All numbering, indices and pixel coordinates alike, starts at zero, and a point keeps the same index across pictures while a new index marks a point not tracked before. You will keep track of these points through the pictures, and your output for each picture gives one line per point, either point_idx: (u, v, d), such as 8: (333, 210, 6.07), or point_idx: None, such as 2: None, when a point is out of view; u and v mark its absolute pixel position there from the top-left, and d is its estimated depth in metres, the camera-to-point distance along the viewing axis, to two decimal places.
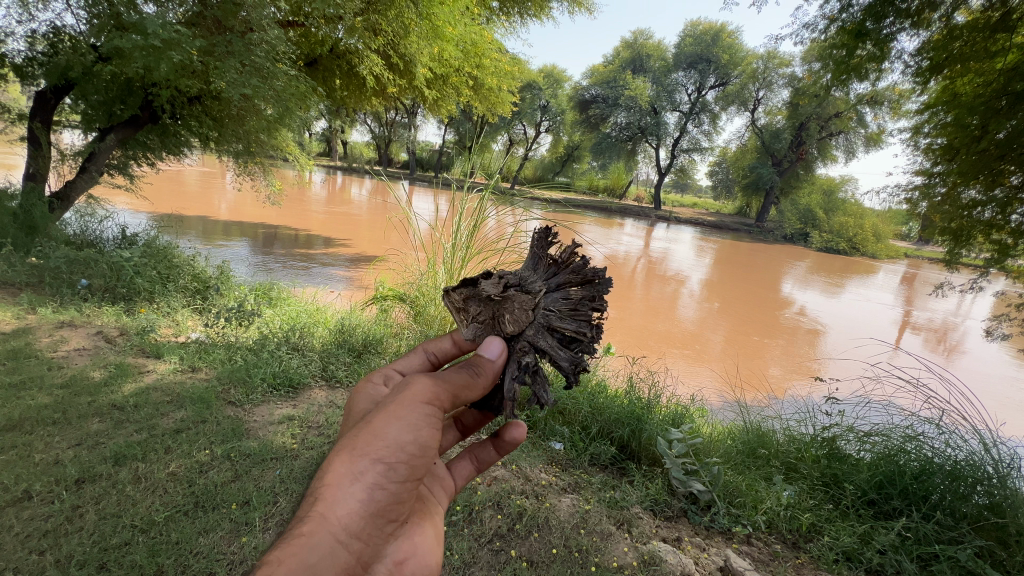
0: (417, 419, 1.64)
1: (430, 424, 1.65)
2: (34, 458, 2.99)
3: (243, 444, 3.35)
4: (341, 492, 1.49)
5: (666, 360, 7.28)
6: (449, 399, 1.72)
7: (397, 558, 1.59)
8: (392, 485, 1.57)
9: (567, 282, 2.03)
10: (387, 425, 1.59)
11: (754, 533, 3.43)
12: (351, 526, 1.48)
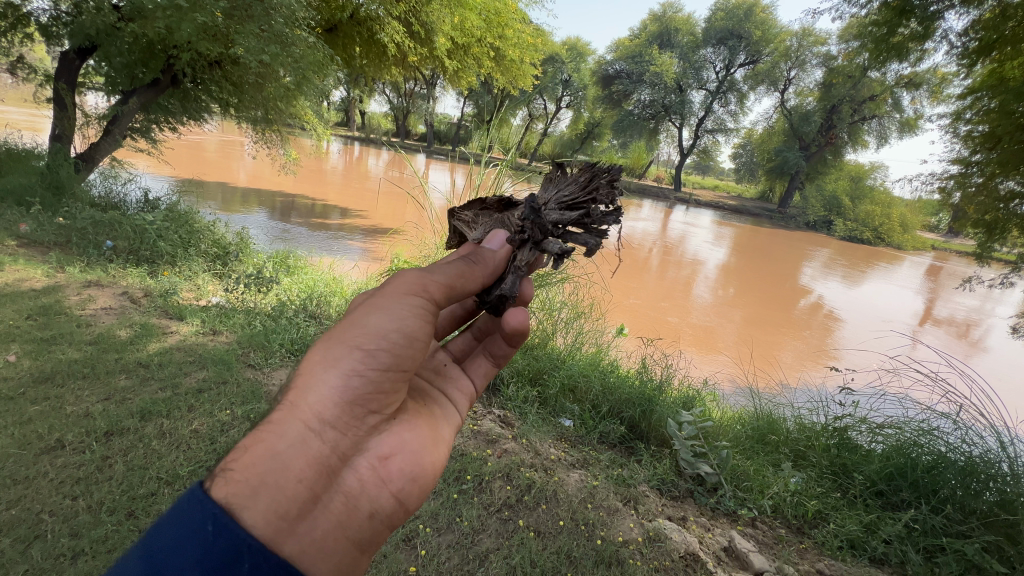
0: (399, 307, 1.57)
1: (417, 315, 1.59)
2: (65, 409, 3.13)
3: (261, 406, 3.45)
4: (311, 377, 1.42)
5: (679, 343, 7.24)
6: (425, 290, 1.64)
7: (380, 450, 1.52)
8: (372, 373, 1.49)
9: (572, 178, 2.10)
10: (360, 316, 1.54)
11: (760, 517, 3.48)
12: (326, 415, 1.41)
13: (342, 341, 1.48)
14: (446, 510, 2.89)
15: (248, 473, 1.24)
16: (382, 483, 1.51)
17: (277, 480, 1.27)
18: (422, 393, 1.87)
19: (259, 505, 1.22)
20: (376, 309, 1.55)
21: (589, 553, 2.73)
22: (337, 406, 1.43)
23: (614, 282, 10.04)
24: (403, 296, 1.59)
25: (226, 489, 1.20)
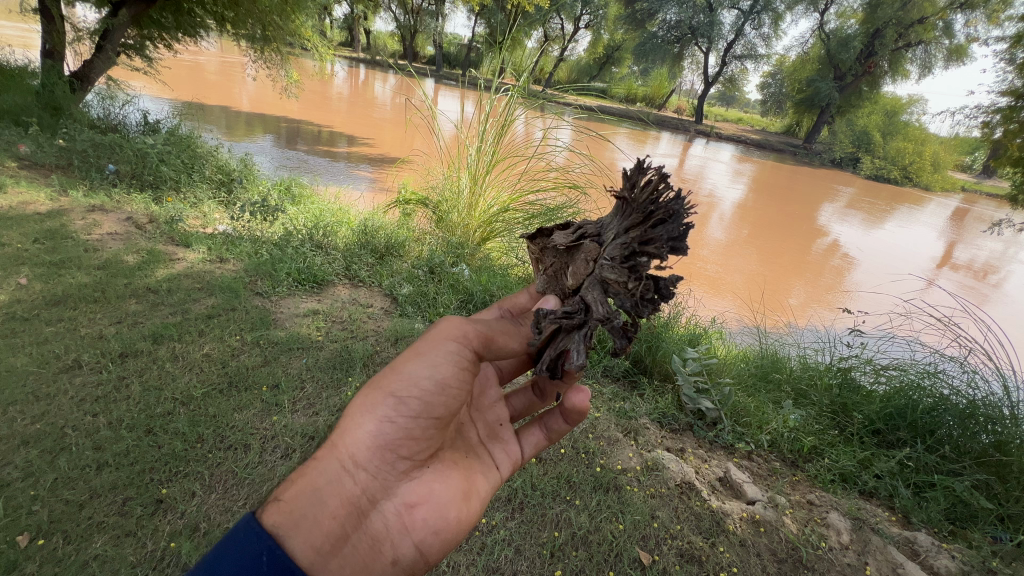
0: (435, 357, 1.64)
1: (451, 362, 1.64)
2: (80, 331, 3.19)
3: (271, 332, 3.50)
4: (352, 423, 1.56)
5: (689, 282, 7.16)
6: (460, 342, 1.67)
7: (409, 498, 1.59)
8: (402, 420, 1.58)
9: (631, 226, 1.68)
10: (397, 363, 1.64)
11: (756, 451, 3.58)
12: (359, 457, 1.55)
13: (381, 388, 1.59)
14: None
15: (289, 505, 1.44)
16: (410, 530, 1.58)
17: (313, 514, 1.46)
18: (468, 445, 1.85)
19: (295, 535, 1.40)
20: (412, 358, 1.63)
21: (588, 478, 2.84)
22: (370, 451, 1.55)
23: None
24: (438, 345, 1.65)
25: (274, 517, 1.41)
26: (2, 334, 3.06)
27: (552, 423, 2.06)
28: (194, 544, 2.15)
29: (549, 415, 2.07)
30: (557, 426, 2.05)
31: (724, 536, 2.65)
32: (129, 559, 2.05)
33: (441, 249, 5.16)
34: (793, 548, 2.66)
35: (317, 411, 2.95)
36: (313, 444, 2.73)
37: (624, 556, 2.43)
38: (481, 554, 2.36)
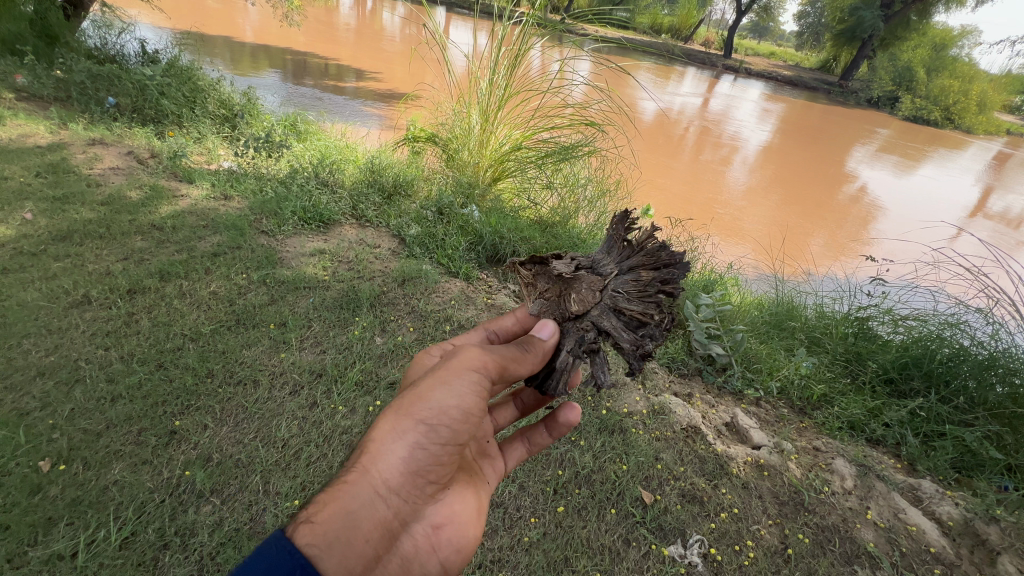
0: (463, 383, 1.53)
1: (477, 391, 1.54)
2: (87, 267, 3.18)
3: (277, 271, 3.47)
4: (384, 447, 1.44)
5: (707, 226, 6.89)
6: (482, 371, 1.56)
7: (435, 519, 1.54)
8: (434, 447, 1.48)
9: (637, 267, 2.37)
10: (425, 389, 1.51)
11: (764, 397, 3.55)
12: (391, 482, 1.44)
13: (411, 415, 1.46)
14: None
15: (326, 527, 1.30)
16: (434, 549, 1.53)
17: (348, 538, 1.33)
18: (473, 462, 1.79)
19: (331, 557, 1.26)
20: (440, 386, 1.50)
21: (593, 420, 2.84)
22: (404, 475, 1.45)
23: (645, 160, 9.37)
24: (462, 375, 1.53)
25: (307, 537, 1.26)
26: (12, 269, 3.07)
27: (536, 438, 2.07)
28: (207, 472, 2.21)
29: (532, 429, 2.07)
30: (541, 441, 2.07)
31: (727, 478, 2.67)
32: (146, 484, 2.13)
33: (450, 189, 4.99)
34: (795, 492, 2.67)
35: (325, 350, 2.96)
36: (320, 381, 2.76)
37: (627, 495, 2.47)
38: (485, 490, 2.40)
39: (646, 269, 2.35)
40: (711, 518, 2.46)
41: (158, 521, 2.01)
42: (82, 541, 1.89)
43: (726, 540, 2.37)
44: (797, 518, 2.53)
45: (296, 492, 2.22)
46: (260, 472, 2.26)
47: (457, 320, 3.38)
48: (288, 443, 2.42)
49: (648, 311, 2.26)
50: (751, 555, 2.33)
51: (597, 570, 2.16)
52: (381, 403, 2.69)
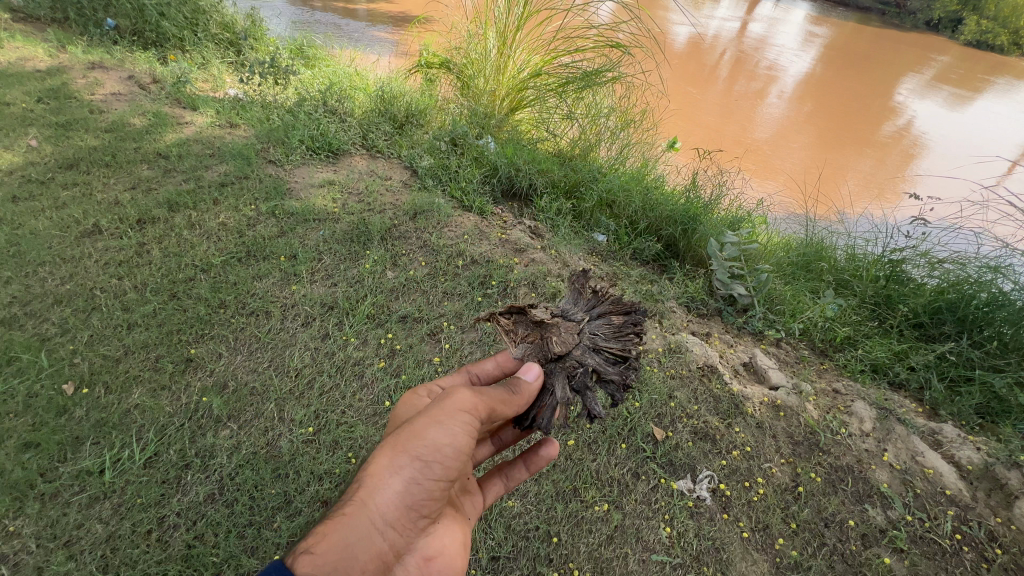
0: (459, 419, 1.48)
1: (472, 429, 1.49)
2: (96, 196, 3.13)
3: (286, 203, 3.37)
4: (382, 479, 1.40)
5: (737, 161, 6.48)
6: (476, 412, 1.50)
7: (427, 553, 1.48)
8: (429, 483, 1.43)
9: (609, 310, 2.09)
10: (421, 428, 1.45)
11: (785, 339, 3.45)
12: (387, 516, 1.39)
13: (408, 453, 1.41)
14: (470, 310, 2.90)
15: (326, 557, 1.26)
16: None
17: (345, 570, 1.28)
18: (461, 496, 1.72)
19: None
20: (436, 426, 1.44)
21: None
22: (400, 511, 1.40)
23: (674, 89, 8.72)
24: (455, 416, 1.48)
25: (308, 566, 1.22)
26: (22, 198, 3.04)
27: (514, 472, 1.88)
28: (224, 399, 2.25)
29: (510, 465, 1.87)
30: (519, 475, 1.87)
31: (741, 417, 2.63)
32: (165, 408, 2.18)
33: (465, 119, 4.71)
34: (811, 433, 2.62)
35: (336, 283, 2.91)
36: (332, 313, 2.74)
37: (638, 431, 2.46)
38: None
39: (620, 312, 2.07)
40: (722, 455, 2.45)
41: (178, 443, 2.07)
42: (107, 459, 1.97)
43: (736, 477, 2.37)
44: (811, 458, 2.50)
45: (310, 418, 2.25)
46: (275, 400, 2.30)
47: (469, 255, 3.27)
48: (302, 372, 2.44)
49: (628, 349, 2.00)
50: (760, 491, 2.33)
51: (605, 501, 2.19)
52: (393, 337, 2.68)
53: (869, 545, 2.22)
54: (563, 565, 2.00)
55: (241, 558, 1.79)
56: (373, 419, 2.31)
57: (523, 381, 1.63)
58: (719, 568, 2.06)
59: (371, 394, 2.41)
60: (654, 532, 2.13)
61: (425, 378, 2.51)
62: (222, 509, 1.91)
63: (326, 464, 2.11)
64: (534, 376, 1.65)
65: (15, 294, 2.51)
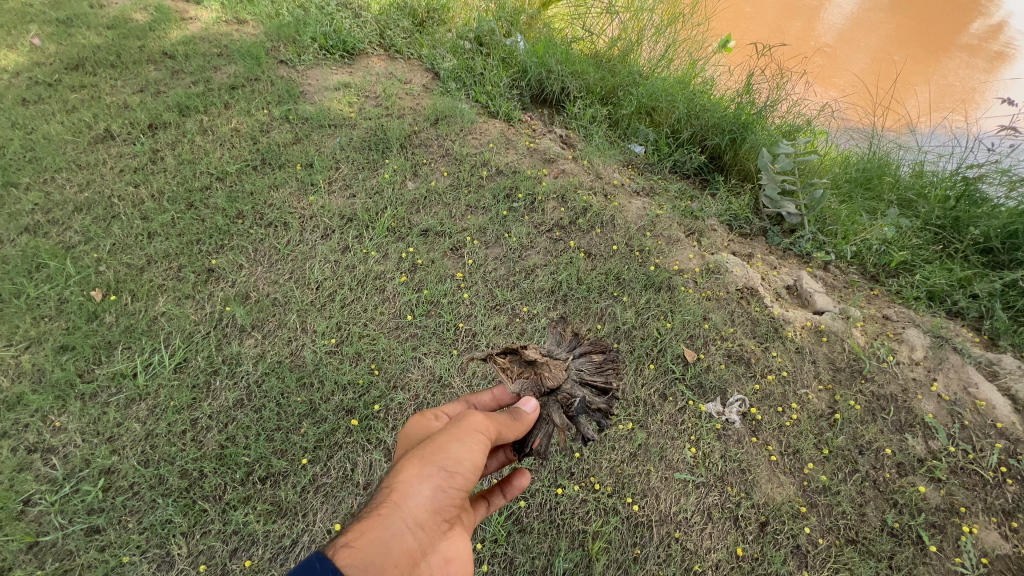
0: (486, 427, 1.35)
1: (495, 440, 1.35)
2: (104, 100, 2.98)
3: (299, 107, 3.15)
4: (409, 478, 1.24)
5: (799, 60, 5.66)
6: (496, 425, 1.35)
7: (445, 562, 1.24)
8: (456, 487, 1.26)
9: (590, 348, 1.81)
10: (444, 437, 1.28)
11: (834, 263, 3.19)
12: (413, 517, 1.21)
13: (434, 460, 1.24)
14: (494, 225, 2.74)
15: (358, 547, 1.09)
16: None
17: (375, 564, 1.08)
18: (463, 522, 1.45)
19: None
20: (459, 436, 1.27)
21: (639, 277, 2.62)
22: (428, 521, 1.22)
23: None
24: (476, 429, 1.30)
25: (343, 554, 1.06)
26: (32, 101, 2.93)
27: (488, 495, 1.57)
28: (247, 309, 2.24)
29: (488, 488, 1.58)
30: (496, 502, 1.53)
31: (779, 342, 2.48)
32: (190, 318, 2.18)
33: (491, 12, 4.20)
34: (855, 359, 2.46)
35: (355, 194, 2.77)
36: (351, 226, 2.63)
37: (667, 352, 2.36)
38: (520, 340, 2.33)
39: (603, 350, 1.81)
40: (756, 379, 2.34)
41: (205, 351, 2.09)
42: (139, 365, 2.00)
43: (769, 402, 2.27)
44: (852, 386, 2.37)
45: (332, 331, 2.23)
46: (297, 312, 2.27)
47: (494, 165, 3.03)
48: (323, 285, 2.39)
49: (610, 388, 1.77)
50: (793, 416, 2.23)
51: (629, 420, 2.15)
52: (414, 251, 2.57)
53: (905, 474, 2.14)
54: (584, 478, 1.99)
55: (271, 460, 1.85)
56: (395, 333, 2.28)
57: (523, 409, 1.49)
58: (744, 489, 2.03)
59: (392, 309, 2.36)
60: (678, 451, 2.09)
61: (447, 294, 2.43)
62: (252, 415, 1.96)
63: (349, 375, 2.10)
64: (532, 410, 1.46)
65: (34, 200, 2.47)
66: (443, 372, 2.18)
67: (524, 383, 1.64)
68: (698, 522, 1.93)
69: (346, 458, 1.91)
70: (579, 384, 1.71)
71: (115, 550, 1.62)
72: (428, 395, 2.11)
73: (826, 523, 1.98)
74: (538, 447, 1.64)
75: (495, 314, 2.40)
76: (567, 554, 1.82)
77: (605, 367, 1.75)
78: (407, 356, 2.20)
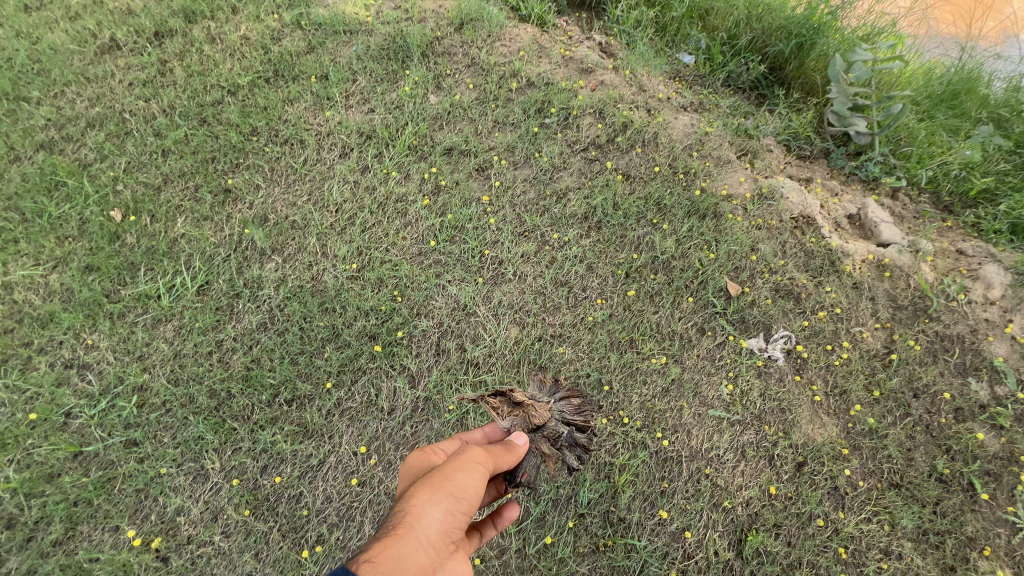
0: (483, 453, 1.28)
1: (493, 466, 1.28)
2: (107, 5, 2.77)
3: (312, 11, 2.86)
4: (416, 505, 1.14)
5: None
6: (494, 455, 1.30)
7: None
8: (464, 513, 1.17)
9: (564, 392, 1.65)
10: (449, 465, 1.22)
11: (905, 190, 2.75)
12: (424, 544, 1.10)
13: (442, 485, 1.17)
14: (524, 144, 2.50)
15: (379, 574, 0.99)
16: None
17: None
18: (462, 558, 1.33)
19: None
20: (463, 465, 1.22)
21: (682, 202, 2.38)
22: (440, 549, 1.13)
23: None
24: (478, 459, 1.25)
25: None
26: (35, 9, 2.75)
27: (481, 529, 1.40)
28: (266, 232, 2.16)
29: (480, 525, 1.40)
30: (486, 534, 1.38)
31: (835, 276, 2.25)
32: (210, 240, 2.12)
33: None
34: (920, 297, 2.22)
35: (373, 110, 2.56)
36: (370, 144, 2.45)
37: (709, 285, 2.18)
38: (549, 268, 2.19)
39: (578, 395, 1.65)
40: (805, 316, 2.15)
41: (227, 274, 2.05)
42: (162, 287, 1.98)
43: (818, 340, 2.10)
44: (913, 326, 2.15)
45: (354, 255, 2.14)
46: (317, 235, 2.18)
47: (525, 76, 2.73)
48: (342, 208, 2.27)
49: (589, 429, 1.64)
50: (844, 355, 2.06)
51: (663, 354, 2.03)
52: (438, 172, 2.39)
53: (963, 420, 1.97)
54: (613, 412, 1.92)
55: (297, 383, 1.84)
56: (418, 259, 2.17)
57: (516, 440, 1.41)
58: (783, 429, 1.92)
59: (415, 233, 2.23)
60: (714, 388, 1.98)
61: (473, 218, 2.28)
62: (276, 339, 1.93)
63: (371, 301, 2.03)
64: (524, 442, 1.38)
65: (47, 115, 2.38)
66: (468, 300, 2.08)
67: (515, 418, 1.51)
68: (731, 459, 1.86)
69: (370, 383, 1.89)
70: (562, 424, 1.57)
71: (153, 462, 1.68)
72: (452, 324, 2.04)
73: (869, 466, 1.87)
74: (526, 481, 1.50)
75: (524, 241, 2.25)
76: (592, 485, 1.80)
77: (585, 407, 1.63)
78: (430, 283, 2.10)
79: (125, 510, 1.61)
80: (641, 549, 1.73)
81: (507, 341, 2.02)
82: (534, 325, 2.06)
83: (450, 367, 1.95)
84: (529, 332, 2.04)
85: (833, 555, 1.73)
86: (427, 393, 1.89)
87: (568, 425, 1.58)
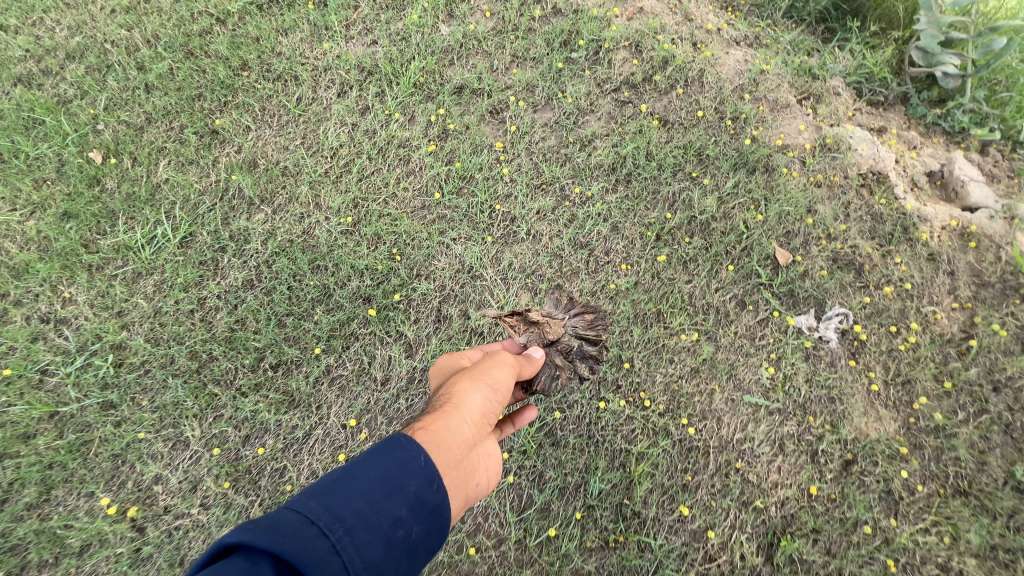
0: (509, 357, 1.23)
1: (520, 368, 1.23)
2: None
3: None
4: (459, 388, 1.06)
5: None
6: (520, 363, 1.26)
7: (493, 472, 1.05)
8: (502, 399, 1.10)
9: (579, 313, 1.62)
10: (480, 364, 1.17)
11: (998, 143, 2.25)
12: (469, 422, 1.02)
13: (479, 375, 1.10)
14: (546, 83, 2.17)
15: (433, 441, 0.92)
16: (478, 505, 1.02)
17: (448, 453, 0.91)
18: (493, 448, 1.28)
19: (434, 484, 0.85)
20: (496, 362, 1.16)
21: (728, 153, 2.04)
22: (482, 433, 1.02)
23: None
24: (506, 361, 1.20)
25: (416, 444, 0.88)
26: None
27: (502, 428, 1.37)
28: (255, 179, 1.96)
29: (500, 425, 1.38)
30: (506, 432, 1.33)
31: (907, 244, 1.90)
32: (194, 186, 1.93)
33: None
34: (1012, 273, 1.85)
35: (377, 42, 2.25)
36: (371, 80, 2.17)
37: (754, 252, 1.87)
38: (568, 228, 1.92)
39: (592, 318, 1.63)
40: (867, 291, 1.84)
41: (211, 225, 1.87)
42: (141, 237, 1.82)
43: (880, 320, 1.79)
44: (999, 308, 1.80)
45: (349, 207, 1.92)
46: (310, 184, 1.96)
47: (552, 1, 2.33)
48: (339, 153, 2.03)
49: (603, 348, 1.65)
50: (911, 339, 1.75)
51: (694, 330, 1.77)
52: (446, 114, 2.10)
53: None
54: (633, 393, 1.69)
55: (282, 348, 1.69)
56: (420, 213, 1.93)
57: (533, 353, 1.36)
58: (830, 421, 1.66)
59: (418, 184, 1.98)
60: (752, 371, 1.72)
61: (484, 168, 2.00)
62: (263, 298, 1.77)
63: (367, 260, 1.83)
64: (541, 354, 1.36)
65: (24, 45, 2.18)
66: (474, 262, 1.85)
67: (531, 334, 1.50)
68: (766, 453, 1.62)
69: (363, 351, 1.71)
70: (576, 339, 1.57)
71: (130, 427, 1.57)
72: (455, 288, 1.82)
73: (931, 469, 1.61)
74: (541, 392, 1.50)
75: (541, 195, 1.97)
76: (605, 474, 1.61)
77: (597, 323, 1.63)
78: (432, 242, 1.87)
79: (101, 475, 1.52)
80: (655, 548, 1.54)
81: (516, 310, 1.79)
82: (547, 292, 1.82)
83: (451, 336, 1.75)
84: (542, 300, 1.81)
85: (879, 568, 1.51)
86: (425, 364, 1.70)
87: (580, 339, 1.58)
